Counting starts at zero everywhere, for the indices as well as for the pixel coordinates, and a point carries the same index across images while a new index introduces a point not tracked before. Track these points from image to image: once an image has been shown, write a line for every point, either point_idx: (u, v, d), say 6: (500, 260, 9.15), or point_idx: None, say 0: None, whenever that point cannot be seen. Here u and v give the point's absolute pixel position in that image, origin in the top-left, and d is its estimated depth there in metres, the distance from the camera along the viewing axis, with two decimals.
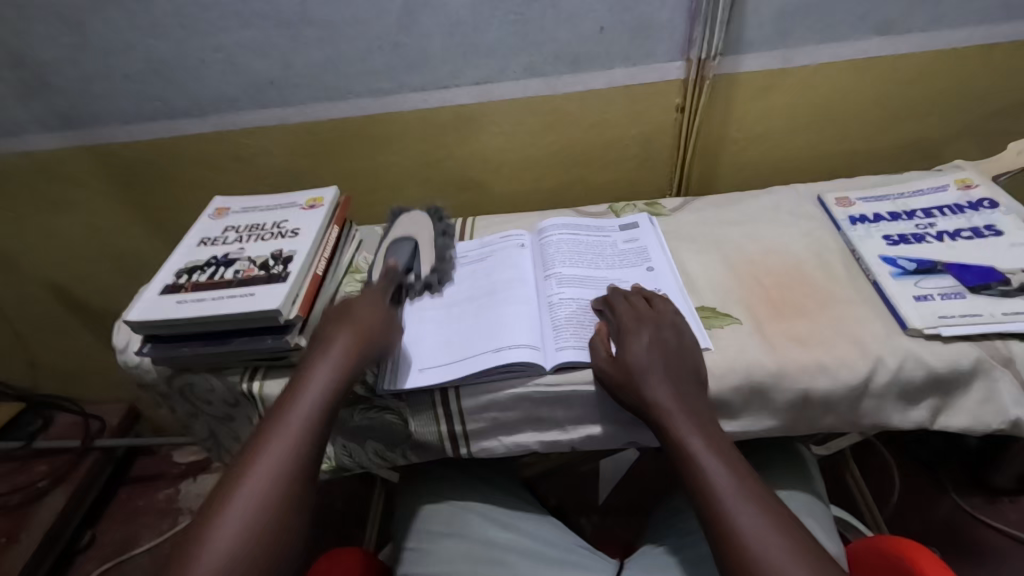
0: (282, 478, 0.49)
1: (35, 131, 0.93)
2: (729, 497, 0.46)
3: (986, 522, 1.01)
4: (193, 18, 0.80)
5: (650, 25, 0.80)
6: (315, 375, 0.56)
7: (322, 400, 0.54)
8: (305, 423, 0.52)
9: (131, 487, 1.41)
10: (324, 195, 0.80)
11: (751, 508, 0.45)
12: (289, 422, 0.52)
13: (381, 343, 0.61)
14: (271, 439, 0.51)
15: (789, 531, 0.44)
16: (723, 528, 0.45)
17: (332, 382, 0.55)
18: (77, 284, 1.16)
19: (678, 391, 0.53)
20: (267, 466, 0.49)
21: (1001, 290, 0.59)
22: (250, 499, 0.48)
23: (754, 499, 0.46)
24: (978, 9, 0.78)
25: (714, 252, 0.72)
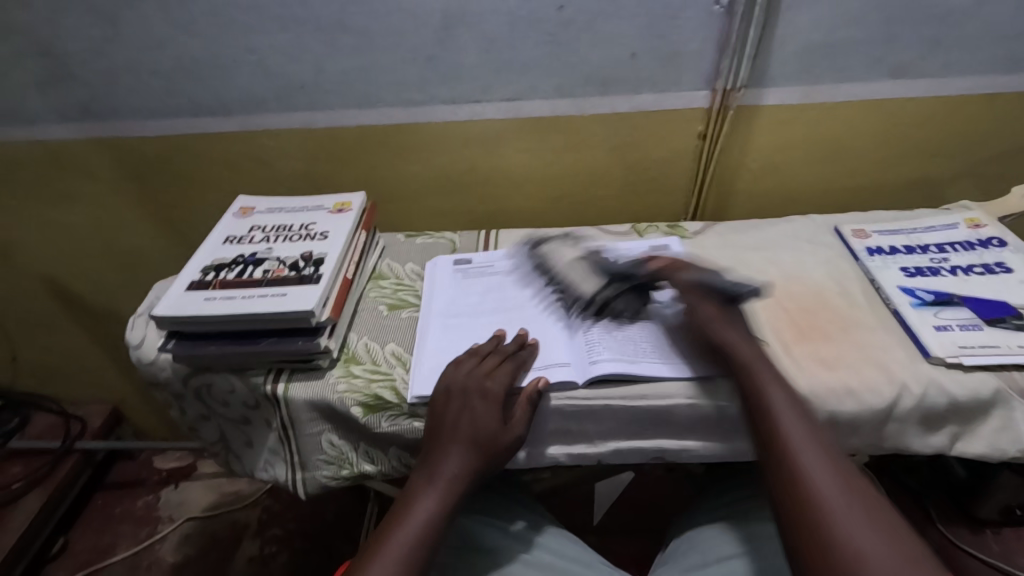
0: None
1: (51, 120, 0.92)
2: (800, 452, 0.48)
3: (973, 554, 1.02)
4: (229, 18, 0.80)
5: (680, 54, 0.83)
6: (453, 444, 0.57)
7: (430, 528, 0.53)
8: (449, 486, 0.55)
9: (108, 493, 1.36)
10: (352, 200, 0.81)
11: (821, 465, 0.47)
12: (431, 492, 0.55)
13: (508, 447, 0.58)
14: (378, 560, 0.50)
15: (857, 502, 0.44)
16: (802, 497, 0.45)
17: (464, 453, 0.56)
18: (75, 278, 1.13)
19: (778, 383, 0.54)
20: (395, 552, 0.51)
21: (1016, 323, 0.61)
22: (389, 561, 0.50)
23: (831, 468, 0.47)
24: (985, 60, 0.83)
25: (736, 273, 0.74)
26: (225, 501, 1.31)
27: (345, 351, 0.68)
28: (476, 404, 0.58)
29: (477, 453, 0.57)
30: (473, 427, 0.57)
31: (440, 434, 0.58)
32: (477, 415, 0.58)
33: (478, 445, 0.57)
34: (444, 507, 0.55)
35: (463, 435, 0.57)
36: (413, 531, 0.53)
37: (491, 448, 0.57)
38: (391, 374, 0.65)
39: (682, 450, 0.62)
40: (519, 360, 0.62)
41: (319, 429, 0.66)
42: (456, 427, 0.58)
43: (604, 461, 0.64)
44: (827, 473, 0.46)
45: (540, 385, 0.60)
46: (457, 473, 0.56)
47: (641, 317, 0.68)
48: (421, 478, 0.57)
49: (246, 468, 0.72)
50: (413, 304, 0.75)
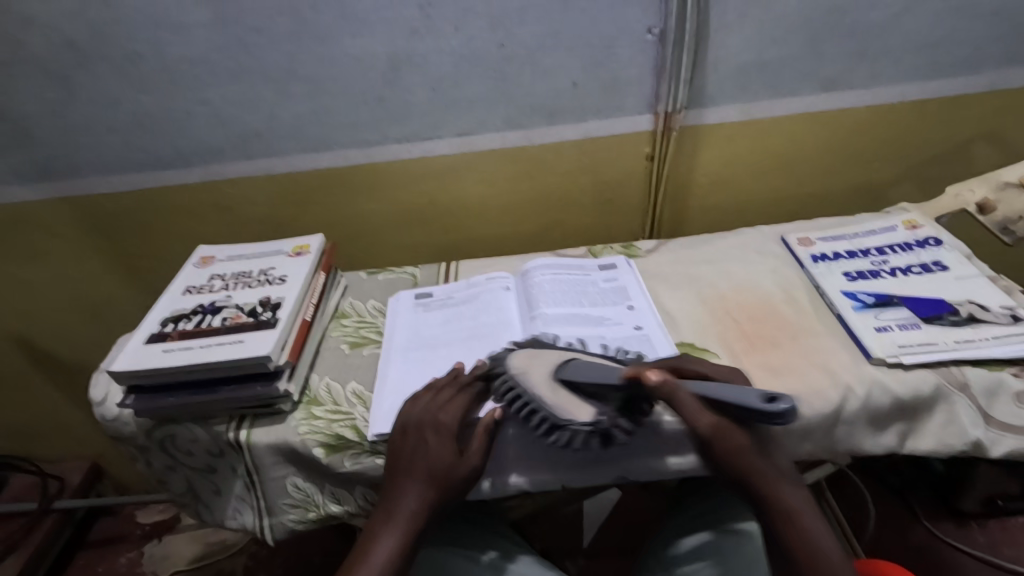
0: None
1: (13, 183, 0.93)
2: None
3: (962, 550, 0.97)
4: (184, 74, 0.83)
5: (620, 81, 0.86)
6: (409, 480, 0.58)
7: (393, 566, 0.53)
8: (407, 523, 0.56)
9: (90, 552, 1.33)
10: (311, 242, 0.82)
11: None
12: (390, 531, 0.55)
13: (465, 478, 0.58)
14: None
15: None
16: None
17: (421, 491, 0.57)
18: (44, 336, 1.12)
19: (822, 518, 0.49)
20: None
21: (952, 319, 0.64)
22: None
23: None
24: (910, 69, 0.87)
25: (683, 285, 0.77)
26: (210, 551, 1.29)
27: (306, 394, 0.68)
28: (430, 439, 0.59)
29: (434, 486, 0.57)
30: (429, 461, 0.58)
31: (398, 468, 0.59)
32: (434, 450, 0.58)
33: (436, 478, 0.57)
34: (405, 540, 0.55)
35: (421, 469, 0.58)
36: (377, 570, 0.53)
37: (449, 479, 0.58)
38: (352, 413, 0.66)
39: (642, 468, 0.63)
40: (473, 392, 0.63)
41: (283, 472, 0.66)
42: (413, 462, 0.58)
43: (568, 485, 0.65)
44: None
45: (495, 415, 0.61)
46: (416, 506, 0.56)
47: (596, 337, 0.70)
48: (381, 515, 0.57)
49: (216, 517, 0.71)
50: (375, 341, 0.76)
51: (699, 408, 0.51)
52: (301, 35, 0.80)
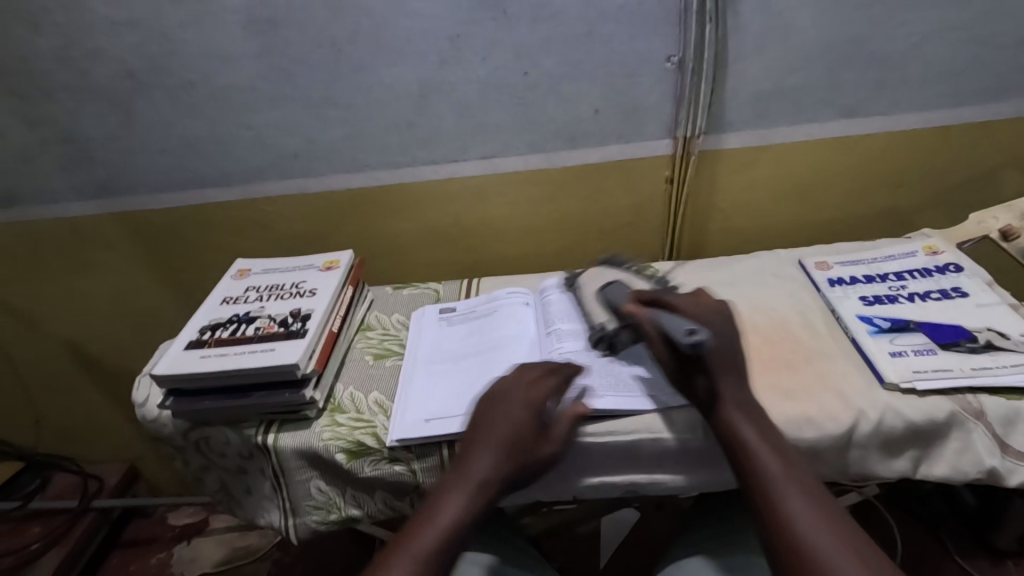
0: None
1: (71, 199, 1.01)
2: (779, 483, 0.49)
3: None
4: (229, 100, 0.89)
5: (640, 108, 0.89)
6: (488, 442, 0.57)
7: (451, 527, 0.51)
8: (480, 485, 0.54)
9: (123, 551, 1.38)
10: (341, 258, 0.87)
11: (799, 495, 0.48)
12: (461, 493, 0.54)
13: (538, 455, 0.58)
14: (405, 554, 0.48)
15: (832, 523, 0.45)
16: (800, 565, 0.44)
17: (501, 453, 0.56)
18: (92, 342, 1.20)
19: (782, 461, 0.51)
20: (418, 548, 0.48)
21: (970, 346, 0.64)
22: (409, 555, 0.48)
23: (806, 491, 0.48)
24: (932, 95, 0.88)
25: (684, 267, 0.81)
26: (235, 555, 1.33)
27: (331, 401, 0.72)
28: (512, 409, 0.59)
29: (507, 458, 0.56)
30: (507, 428, 0.58)
31: (480, 434, 0.58)
32: (521, 422, 0.58)
33: (514, 450, 0.57)
34: (469, 508, 0.53)
35: (498, 437, 0.57)
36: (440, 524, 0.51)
37: (524, 454, 0.57)
38: (374, 422, 0.69)
39: (652, 485, 0.64)
40: (562, 377, 0.65)
41: (307, 476, 0.69)
42: (495, 430, 0.58)
43: (579, 498, 0.66)
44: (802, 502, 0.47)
45: (581, 407, 0.62)
46: (491, 474, 0.55)
47: (606, 351, 0.72)
48: (450, 479, 0.56)
49: (248, 514, 0.75)
50: (398, 353, 0.80)
51: (654, 337, 0.61)
52: (338, 64, 0.86)
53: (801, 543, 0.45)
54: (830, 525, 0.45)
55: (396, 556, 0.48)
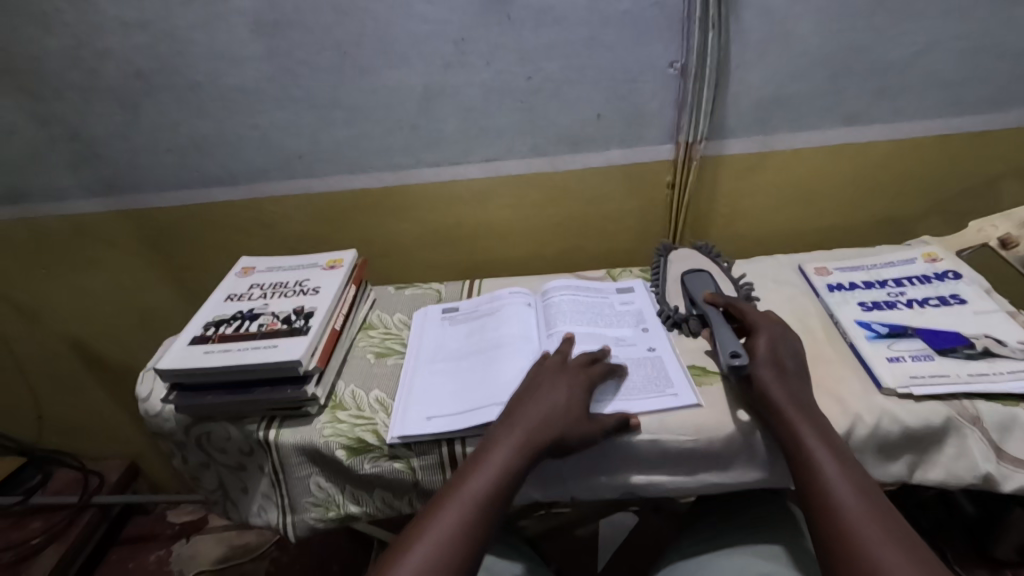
0: (466, 531, 0.51)
1: (80, 196, 1.02)
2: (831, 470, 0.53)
3: None
4: (237, 101, 0.90)
5: (642, 113, 0.90)
6: (530, 408, 0.61)
7: (501, 476, 0.55)
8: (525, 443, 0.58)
9: (123, 548, 1.39)
10: (344, 257, 0.87)
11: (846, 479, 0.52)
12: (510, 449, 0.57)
13: (580, 424, 0.60)
14: (456, 497, 0.54)
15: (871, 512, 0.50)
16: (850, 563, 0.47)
17: (540, 416, 0.60)
18: (97, 339, 1.21)
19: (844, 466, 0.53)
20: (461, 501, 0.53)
21: (967, 352, 0.64)
22: (454, 512, 0.52)
23: (853, 480, 0.52)
24: (933, 104, 0.88)
25: (688, 263, 0.83)
26: (234, 553, 1.33)
27: (332, 398, 0.72)
28: (550, 385, 0.63)
29: (557, 419, 0.60)
30: (547, 398, 0.61)
31: (534, 395, 0.62)
32: (567, 389, 0.62)
33: (562, 412, 0.60)
34: (518, 458, 0.57)
35: (550, 402, 0.61)
36: (492, 472, 0.55)
37: (572, 421, 0.60)
38: (374, 419, 0.70)
39: (650, 486, 0.65)
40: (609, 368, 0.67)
41: (307, 472, 0.70)
42: (545, 395, 0.62)
43: (577, 498, 0.66)
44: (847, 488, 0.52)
45: (632, 419, 0.62)
46: (538, 430, 0.59)
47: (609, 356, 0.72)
48: (500, 433, 0.59)
49: (243, 515, 0.76)
50: (399, 352, 0.80)
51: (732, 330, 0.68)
52: (345, 66, 0.87)
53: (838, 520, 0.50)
54: (872, 511, 0.50)
55: (449, 499, 0.54)
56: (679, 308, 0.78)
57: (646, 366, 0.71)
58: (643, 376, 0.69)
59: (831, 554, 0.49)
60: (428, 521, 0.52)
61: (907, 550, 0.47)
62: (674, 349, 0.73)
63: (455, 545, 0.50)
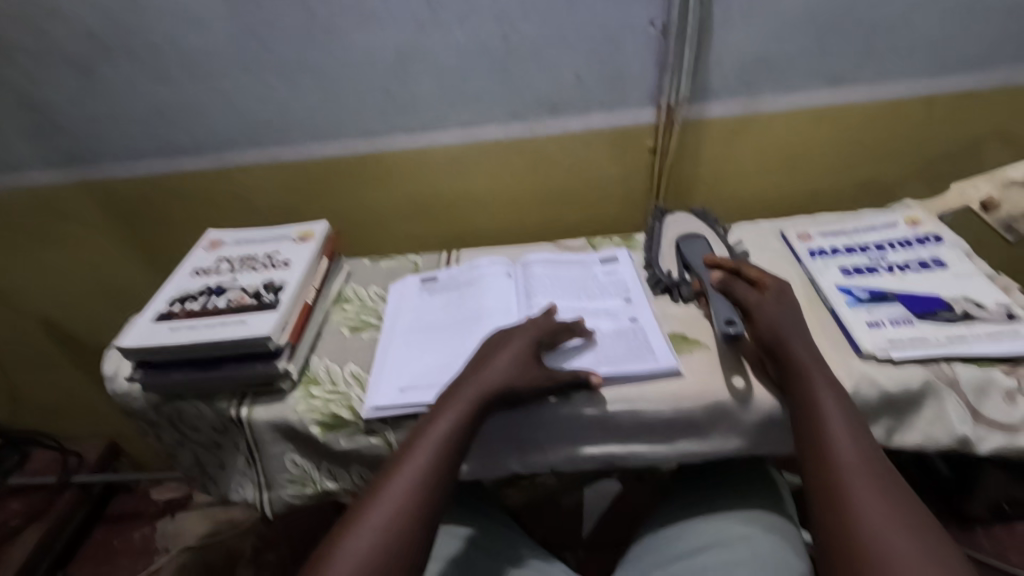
0: (416, 501, 0.50)
1: (36, 167, 0.97)
2: (836, 424, 0.52)
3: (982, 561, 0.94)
4: (197, 64, 0.86)
5: (623, 74, 0.87)
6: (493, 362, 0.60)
7: (447, 441, 0.54)
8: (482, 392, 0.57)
9: (107, 525, 1.38)
10: (316, 229, 0.84)
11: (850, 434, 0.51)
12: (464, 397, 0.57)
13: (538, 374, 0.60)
14: (409, 459, 0.53)
15: (870, 468, 0.49)
16: (846, 531, 0.45)
17: (501, 368, 0.59)
18: (65, 317, 1.17)
19: (858, 438, 0.51)
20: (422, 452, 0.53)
21: (946, 316, 0.64)
22: (416, 463, 0.52)
23: (858, 436, 0.51)
24: (918, 64, 0.86)
25: (683, 228, 0.81)
26: (219, 529, 1.33)
27: (306, 374, 0.71)
28: (511, 339, 0.63)
29: (499, 383, 0.58)
30: (509, 351, 0.61)
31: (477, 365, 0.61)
32: (511, 355, 0.61)
33: (506, 371, 0.59)
34: (466, 417, 0.56)
35: (492, 369, 0.59)
36: (434, 444, 0.54)
37: (518, 384, 0.59)
38: (349, 394, 0.68)
39: (629, 455, 0.64)
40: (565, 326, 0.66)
41: (282, 449, 0.68)
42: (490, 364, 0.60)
43: (557, 469, 0.66)
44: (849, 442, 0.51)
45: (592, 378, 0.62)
46: (483, 386, 0.58)
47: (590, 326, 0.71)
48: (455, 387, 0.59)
49: (221, 491, 0.74)
50: (375, 325, 0.78)
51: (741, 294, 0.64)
52: (309, 26, 0.82)
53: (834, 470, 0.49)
54: (870, 465, 0.49)
55: (399, 469, 0.52)
56: (672, 273, 0.77)
57: (624, 335, 0.70)
58: (621, 345, 0.68)
59: (821, 517, 0.48)
60: (389, 473, 0.52)
61: (900, 508, 0.45)
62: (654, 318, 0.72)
63: (409, 518, 0.49)
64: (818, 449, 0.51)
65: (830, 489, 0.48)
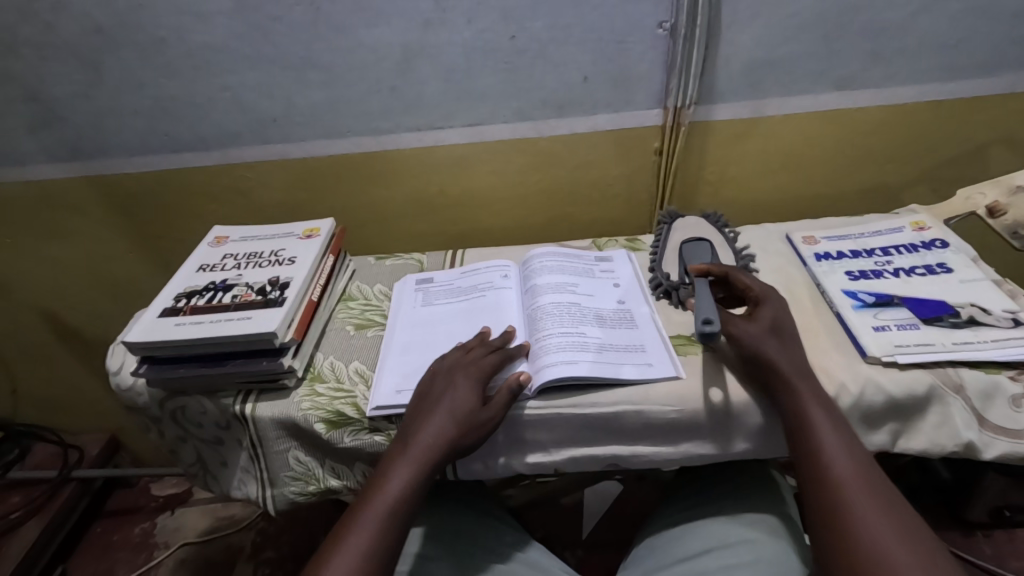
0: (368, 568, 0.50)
1: (41, 161, 0.97)
2: (827, 438, 0.53)
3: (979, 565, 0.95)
4: (204, 60, 0.86)
5: (630, 76, 0.87)
6: (435, 416, 0.59)
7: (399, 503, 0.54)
8: (429, 453, 0.57)
9: (106, 520, 1.38)
10: (321, 226, 0.84)
11: (843, 449, 0.52)
12: (410, 458, 0.57)
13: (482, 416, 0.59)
14: (360, 526, 0.53)
15: (868, 482, 0.49)
16: (846, 555, 0.46)
17: (443, 428, 0.58)
18: (69, 312, 1.17)
19: (850, 447, 0.52)
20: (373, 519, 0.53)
21: (952, 321, 0.64)
22: (368, 529, 0.52)
23: (850, 449, 0.52)
24: (925, 69, 0.86)
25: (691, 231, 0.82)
26: (219, 526, 1.33)
27: (310, 370, 0.71)
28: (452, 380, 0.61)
29: (444, 442, 0.57)
30: (454, 401, 0.60)
31: (416, 416, 0.60)
32: (449, 406, 0.59)
33: (446, 426, 0.58)
34: (419, 476, 0.56)
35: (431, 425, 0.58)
36: (383, 510, 0.54)
37: (461, 437, 0.58)
38: (353, 392, 0.68)
39: (634, 456, 0.64)
40: (507, 353, 0.65)
41: (286, 446, 0.68)
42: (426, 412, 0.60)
43: (560, 470, 0.66)
44: (843, 456, 0.51)
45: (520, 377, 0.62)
46: (428, 447, 0.57)
47: (576, 337, 0.68)
48: (398, 447, 0.58)
49: (223, 488, 0.74)
50: (380, 323, 0.78)
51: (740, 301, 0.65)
52: (317, 23, 0.82)
53: (831, 487, 0.50)
54: (866, 478, 0.50)
55: (353, 532, 0.52)
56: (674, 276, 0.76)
57: (620, 336, 0.70)
58: (617, 346, 0.68)
59: (819, 536, 0.48)
60: (335, 544, 0.52)
61: (898, 523, 0.46)
62: (652, 320, 0.72)
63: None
64: (812, 465, 0.52)
65: (827, 508, 0.49)
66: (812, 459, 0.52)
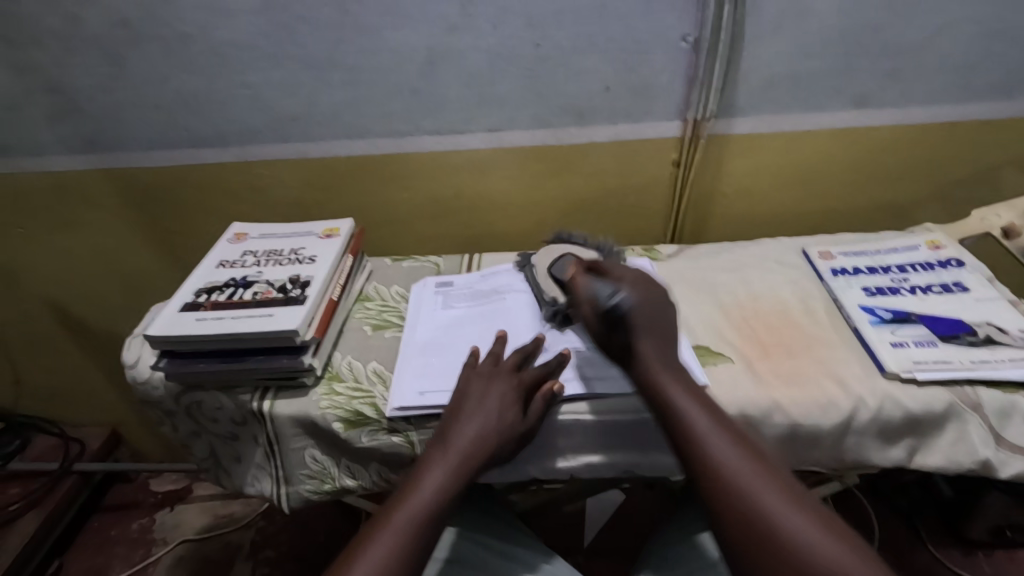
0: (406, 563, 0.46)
1: (59, 152, 0.97)
2: (752, 480, 0.43)
3: None
4: (228, 56, 0.86)
5: (651, 87, 0.88)
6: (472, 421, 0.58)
7: (437, 501, 0.51)
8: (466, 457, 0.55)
9: (104, 515, 1.37)
10: (341, 226, 0.85)
11: (776, 489, 0.42)
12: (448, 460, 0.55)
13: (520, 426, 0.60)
14: (394, 521, 0.49)
15: (824, 522, 0.40)
16: None
17: (483, 433, 0.57)
18: (78, 304, 1.17)
19: (789, 490, 0.42)
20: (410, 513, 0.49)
21: (969, 339, 0.64)
22: (404, 523, 0.48)
23: (776, 483, 0.42)
24: (941, 90, 0.88)
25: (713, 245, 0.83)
26: (218, 523, 1.32)
27: (329, 369, 0.71)
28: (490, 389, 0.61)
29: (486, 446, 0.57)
30: (492, 405, 0.59)
31: (448, 422, 0.59)
32: (486, 412, 0.59)
33: (488, 431, 0.57)
34: (455, 479, 0.54)
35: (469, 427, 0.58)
36: (421, 506, 0.50)
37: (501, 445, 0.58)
38: (372, 392, 0.68)
39: (651, 464, 0.65)
40: (548, 365, 0.64)
41: (303, 444, 0.68)
42: (461, 421, 0.58)
43: (576, 476, 0.66)
44: (781, 496, 0.41)
45: (553, 387, 0.62)
46: (470, 450, 0.56)
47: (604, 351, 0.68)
48: (438, 448, 0.56)
49: (235, 484, 0.74)
50: (397, 324, 0.79)
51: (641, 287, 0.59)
52: (344, 24, 0.83)
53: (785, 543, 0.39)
54: (817, 520, 0.40)
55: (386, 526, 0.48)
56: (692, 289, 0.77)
57: None
58: None
59: None
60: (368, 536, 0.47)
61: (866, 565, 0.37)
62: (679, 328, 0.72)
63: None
64: (746, 518, 0.41)
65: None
66: (745, 511, 0.41)
